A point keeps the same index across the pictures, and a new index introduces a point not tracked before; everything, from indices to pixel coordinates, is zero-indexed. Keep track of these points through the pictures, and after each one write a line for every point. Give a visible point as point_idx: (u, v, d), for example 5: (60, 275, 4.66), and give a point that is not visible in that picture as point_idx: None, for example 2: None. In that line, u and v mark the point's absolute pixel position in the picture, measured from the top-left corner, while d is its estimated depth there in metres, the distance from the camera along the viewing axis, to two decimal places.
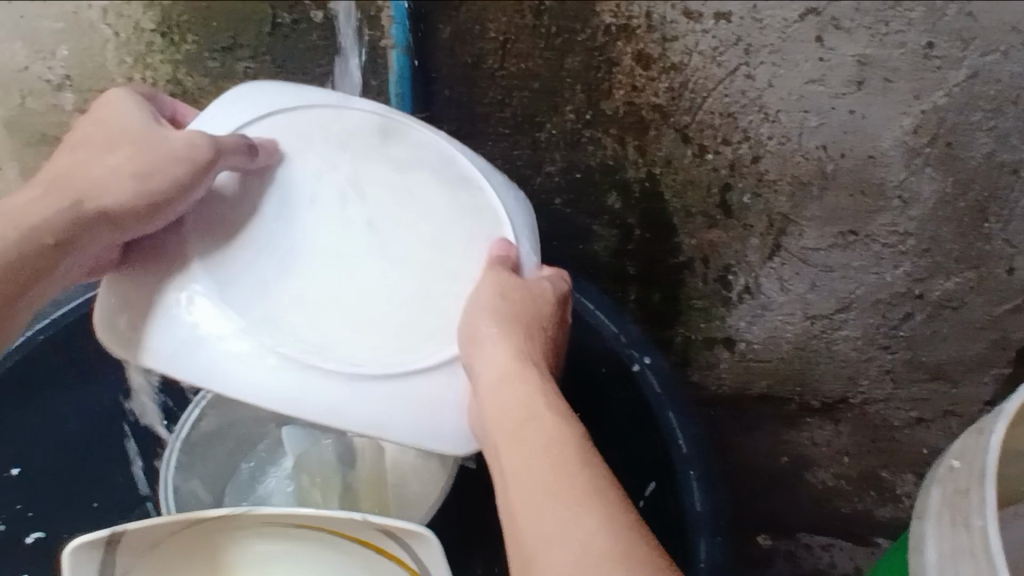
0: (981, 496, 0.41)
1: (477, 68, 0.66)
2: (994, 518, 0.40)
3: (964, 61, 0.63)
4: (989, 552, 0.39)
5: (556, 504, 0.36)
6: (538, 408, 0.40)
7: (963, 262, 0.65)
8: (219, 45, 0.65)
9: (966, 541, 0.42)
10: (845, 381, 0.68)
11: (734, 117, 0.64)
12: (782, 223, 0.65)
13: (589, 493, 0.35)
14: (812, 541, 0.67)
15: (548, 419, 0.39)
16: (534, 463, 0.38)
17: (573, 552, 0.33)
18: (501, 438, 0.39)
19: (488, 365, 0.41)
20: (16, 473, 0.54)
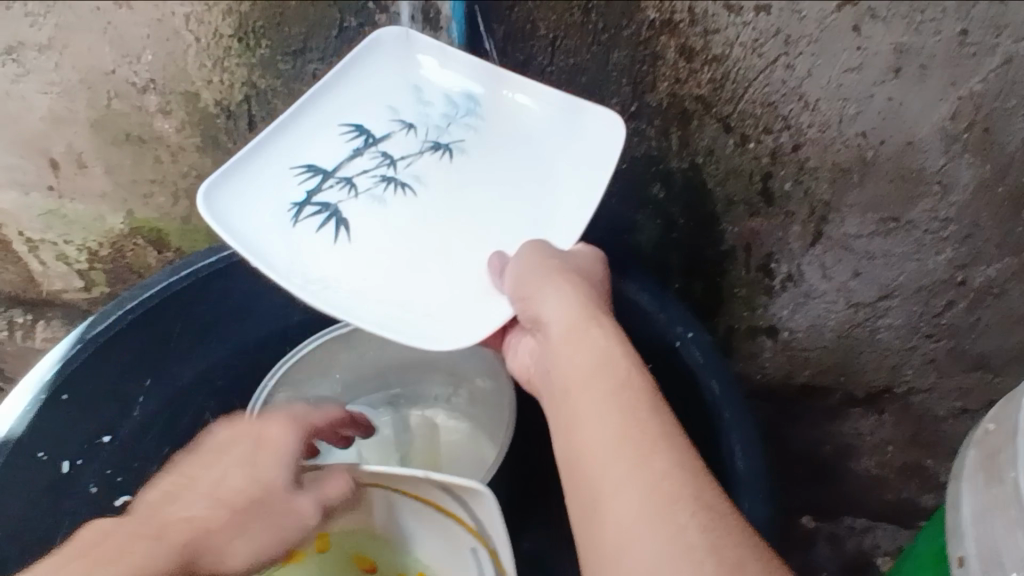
0: (1015, 450, 0.45)
1: (527, 65, 0.69)
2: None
3: (999, 48, 0.55)
4: (1020, 499, 0.44)
5: (624, 447, 0.41)
6: (611, 357, 0.46)
7: (1004, 249, 0.64)
8: (290, 49, 0.70)
9: (999, 493, 0.46)
10: (889, 370, 0.73)
11: (774, 107, 0.62)
12: (823, 210, 0.66)
13: (657, 438, 0.41)
14: (853, 523, 0.83)
15: (617, 367, 0.45)
16: (604, 405, 0.43)
17: (641, 488, 0.39)
18: (575, 381, 0.46)
19: (559, 308, 0.50)
20: (107, 440, 0.65)
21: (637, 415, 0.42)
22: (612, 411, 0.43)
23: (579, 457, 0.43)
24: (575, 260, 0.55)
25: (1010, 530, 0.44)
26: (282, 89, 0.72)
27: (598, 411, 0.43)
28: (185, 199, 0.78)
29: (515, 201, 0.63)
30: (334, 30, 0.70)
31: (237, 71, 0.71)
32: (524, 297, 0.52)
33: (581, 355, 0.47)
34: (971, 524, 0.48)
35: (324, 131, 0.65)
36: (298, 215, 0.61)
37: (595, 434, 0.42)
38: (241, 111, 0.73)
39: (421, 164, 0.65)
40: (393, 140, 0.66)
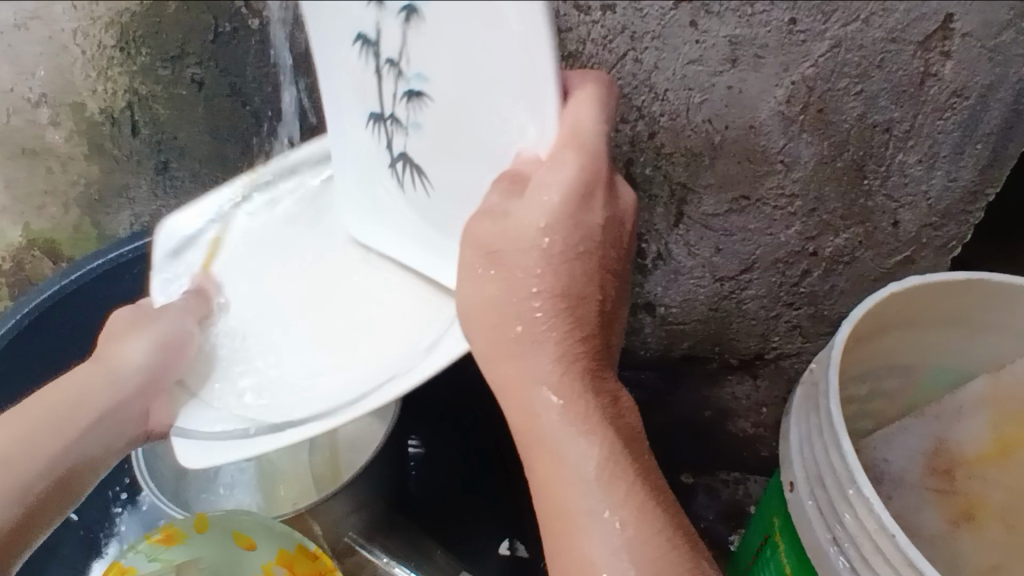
0: (827, 381, 0.49)
1: None
2: (837, 398, 0.48)
3: (828, 33, 0.61)
4: (832, 422, 0.48)
5: (607, 533, 0.45)
6: (564, 397, 0.47)
7: (849, 219, 0.71)
8: (168, 55, 0.72)
9: (817, 421, 0.50)
10: (758, 337, 0.80)
11: (628, 99, 0.68)
12: (682, 192, 0.72)
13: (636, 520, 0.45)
14: (726, 476, 0.89)
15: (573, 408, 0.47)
16: (566, 473, 0.46)
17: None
18: (532, 438, 0.48)
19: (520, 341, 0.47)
20: None
21: (619, 484, 0.46)
22: (586, 452, 0.46)
23: (549, 487, 0.47)
24: (499, 238, 0.48)
25: (825, 455, 0.48)
26: (162, 94, 0.75)
27: (567, 482, 0.46)
28: (75, 207, 0.82)
29: (489, 67, 0.46)
30: (209, 35, 0.71)
31: (120, 79, 0.73)
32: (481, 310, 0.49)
33: (539, 397, 0.47)
34: (796, 453, 0.51)
35: (338, 53, 0.54)
36: (397, 176, 0.57)
37: (568, 505, 0.46)
38: (124, 118, 0.76)
39: (420, 56, 0.49)
40: (382, 36, 0.50)
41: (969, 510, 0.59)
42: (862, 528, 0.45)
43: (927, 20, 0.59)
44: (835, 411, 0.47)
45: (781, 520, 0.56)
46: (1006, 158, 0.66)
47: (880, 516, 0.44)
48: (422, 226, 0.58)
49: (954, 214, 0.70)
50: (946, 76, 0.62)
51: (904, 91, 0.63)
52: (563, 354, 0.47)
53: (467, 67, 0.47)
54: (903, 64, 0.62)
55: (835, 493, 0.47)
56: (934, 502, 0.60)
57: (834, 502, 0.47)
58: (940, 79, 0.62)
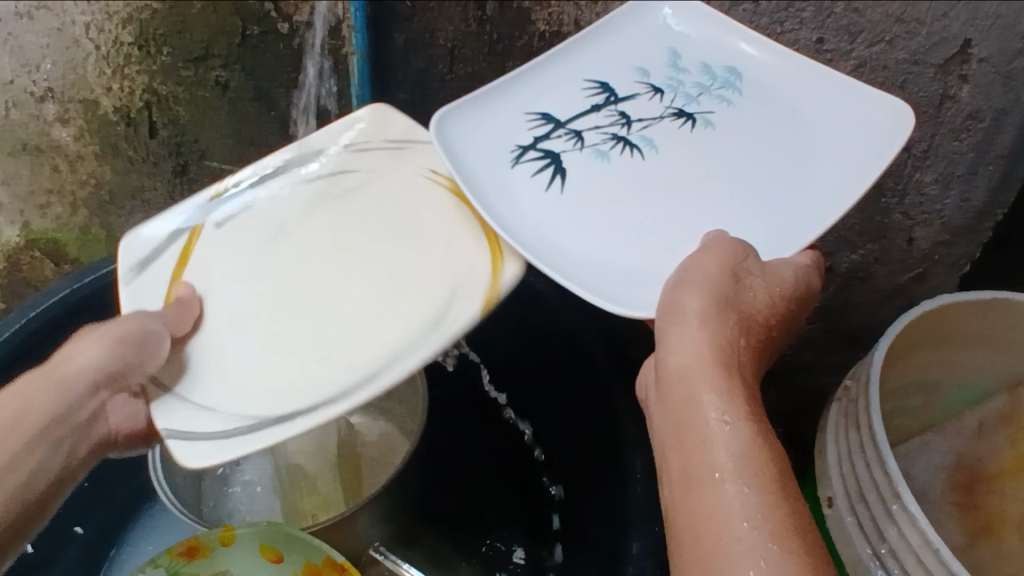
0: (868, 401, 0.50)
1: (428, 72, 0.72)
2: (879, 416, 0.49)
3: (852, 53, 0.65)
4: (876, 441, 0.49)
5: (751, 528, 0.38)
6: (738, 399, 0.43)
7: (865, 236, 0.72)
8: (190, 56, 0.72)
9: (858, 438, 0.51)
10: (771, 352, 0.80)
11: None
12: None
13: (786, 524, 0.38)
14: None
15: (743, 411, 0.43)
16: (719, 465, 0.41)
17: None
18: (689, 431, 0.43)
19: (687, 338, 0.45)
20: None
21: (775, 487, 0.40)
22: (738, 440, 0.41)
23: (688, 474, 0.42)
24: (714, 262, 0.47)
25: (867, 472, 0.49)
26: (183, 96, 0.74)
27: (718, 473, 0.40)
28: (84, 208, 0.73)
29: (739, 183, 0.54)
30: (236, 37, 0.72)
31: (137, 78, 0.72)
32: (669, 308, 0.47)
33: (708, 388, 0.43)
34: (834, 469, 0.53)
35: (565, 79, 0.62)
36: (538, 169, 0.56)
37: (710, 498, 0.40)
38: (142, 117, 0.73)
39: (658, 129, 0.58)
40: (635, 101, 0.61)
41: (990, 524, 0.60)
42: (905, 544, 0.46)
43: (947, 43, 0.63)
44: (876, 425, 0.49)
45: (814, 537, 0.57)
46: (1016, 182, 0.67)
47: (925, 531, 0.45)
48: (560, 236, 0.53)
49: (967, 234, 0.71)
50: (964, 98, 0.65)
51: (924, 111, 0.66)
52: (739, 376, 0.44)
53: (706, 162, 0.55)
54: (925, 86, 0.65)
55: (877, 509, 0.48)
56: (956, 517, 0.61)
57: (877, 518, 0.48)
58: (959, 101, 0.65)
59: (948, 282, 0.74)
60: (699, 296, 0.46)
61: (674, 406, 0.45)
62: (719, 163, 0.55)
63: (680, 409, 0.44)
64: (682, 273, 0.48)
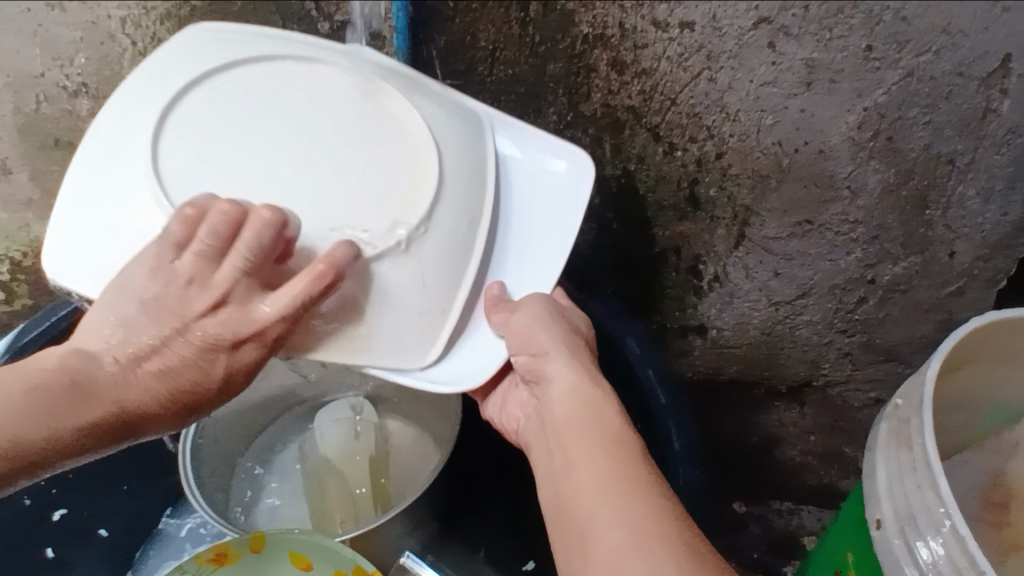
0: (922, 417, 0.49)
1: (468, 73, 0.71)
2: (931, 433, 0.48)
3: (901, 62, 0.61)
4: (929, 460, 0.47)
5: (614, 506, 0.45)
6: (602, 410, 0.52)
7: (908, 248, 0.71)
8: None
9: (911, 458, 0.49)
10: (808, 364, 0.80)
11: (699, 118, 0.68)
12: (745, 214, 0.72)
13: (636, 493, 0.46)
14: (780, 506, 0.91)
15: (610, 422, 0.51)
16: (591, 461, 0.49)
17: (628, 538, 0.43)
18: (570, 437, 0.52)
19: (558, 375, 0.55)
20: (60, 513, 0.63)
21: (633, 468, 0.48)
22: (600, 433, 0.50)
23: (568, 476, 0.50)
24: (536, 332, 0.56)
25: (918, 491, 0.48)
26: None
27: (586, 467, 0.49)
28: None
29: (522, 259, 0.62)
30: None
31: None
32: (526, 343, 0.57)
33: (574, 411, 0.53)
34: (882, 488, 0.51)
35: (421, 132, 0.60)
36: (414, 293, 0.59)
37: (581, 485, 0.48)
38: None
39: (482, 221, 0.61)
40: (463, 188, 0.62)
41: None
42: (950, 565, 0.44)
43: (989, 58, 0.59)
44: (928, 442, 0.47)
45: (856, 555, 0.56)
46: None
47: (973, 554, 0.43)
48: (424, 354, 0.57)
49: (1006, 248, 0.69)
50: (1005, 112, 0.61)
51: (966, 123, 0.63)
52: (600, 394, 0.54)
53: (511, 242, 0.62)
54: (969, 97, 0.61)
55: (926, 531, 0.46)
56: (993, 537, 0.59)
57: (920, 529, 0.47)
58: (1000, 115, 0.61)
59: (987, 297, 0.71)
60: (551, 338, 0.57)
61: (551, 406, 0.55)
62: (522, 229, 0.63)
63: (566, 422, 0.53)
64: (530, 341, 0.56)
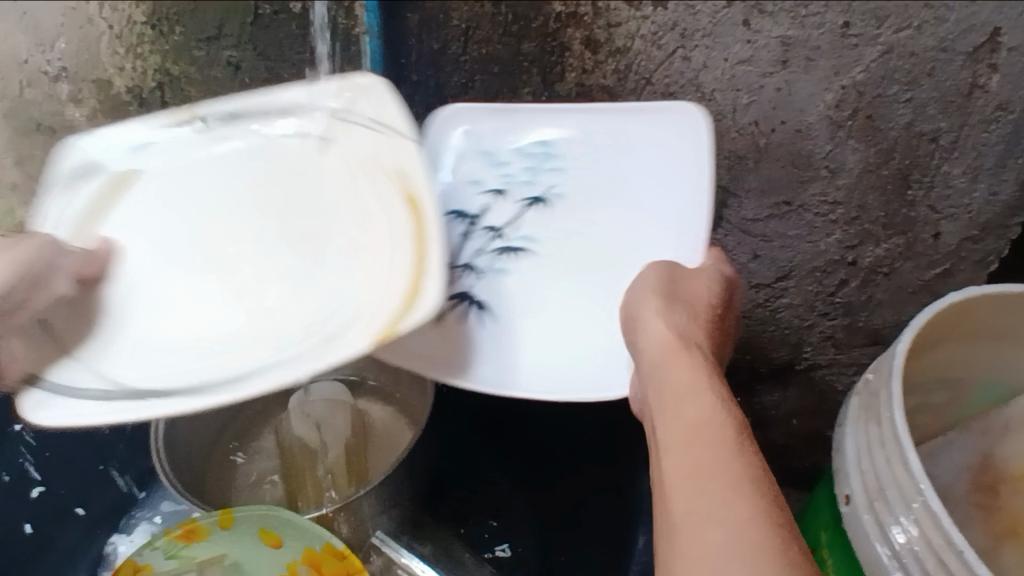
0: (890, 393, 0.48)
1: (443, 53, 0.70)
2: (900, 410, 0.47)
3: (880, 38, 0.61)
4: (898, 438, 0.46)
5: (711, 496, 0.41)
6: (699, 390, 0.47)
7: (891, 229, 0.70)
8: (205, 35, 0.72)
9: (878, 433, 0.49)
10: (790, 347, 0.79)
11: (674, 98, 0.67)
12: (724, 195, 0.71)
13: (733, 485, 0.41)
14: None
15: (705, 400, 0.46)
16: (686, 444, 0.44)
17: (725, 535, 0.39)
18: (661, 414, 0.47)
19: (650, 339, 0.51)
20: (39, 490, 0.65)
21: (729, 454, 0.42)
22: (699, 415, 0.45)
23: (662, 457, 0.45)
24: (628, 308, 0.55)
25: (889, 469, 0.47)
26: (196, 76, 0.73)
27: (680, 447, 0.44)
28: None
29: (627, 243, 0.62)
30: (249, 16, 0.72)
31: (150, 57, 0.71)
32: (632, 319, 0.54)
33: (669, 382, 0.48)
34: (853, 465, 0.51)
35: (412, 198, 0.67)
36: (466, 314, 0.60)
37: (672, 474, 0.43)
38: (154, 97, 0.73)
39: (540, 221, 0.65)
40: (493, 211, 0.65)
41: (1014, 527, 0.56)
42: (925, 545, 0.43)
43: (975, 32, 0.59)
44: (900, 418, 0.47)
45: (829, 535, 0.56)
46: None
47: (948, 530, 0.42)
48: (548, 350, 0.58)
49: (996, 226, 0.68)
50: (992, 88, 0.61)
51: (952, 101, 0.62)
52: (700, 371, 0.48)
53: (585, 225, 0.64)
54: (953, 74, 0.61)
55: (899, 509, 0.46)
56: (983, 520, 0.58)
57: (894, 509, 0.46)
58: (988, 91, 0.61)
59: (973, 274, 0.71)
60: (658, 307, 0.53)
61: (646, 382, 0.50)
62: (600, 215, 0.64)
63: (661, 395, 0.48)
64: (629, 311, 0.55)
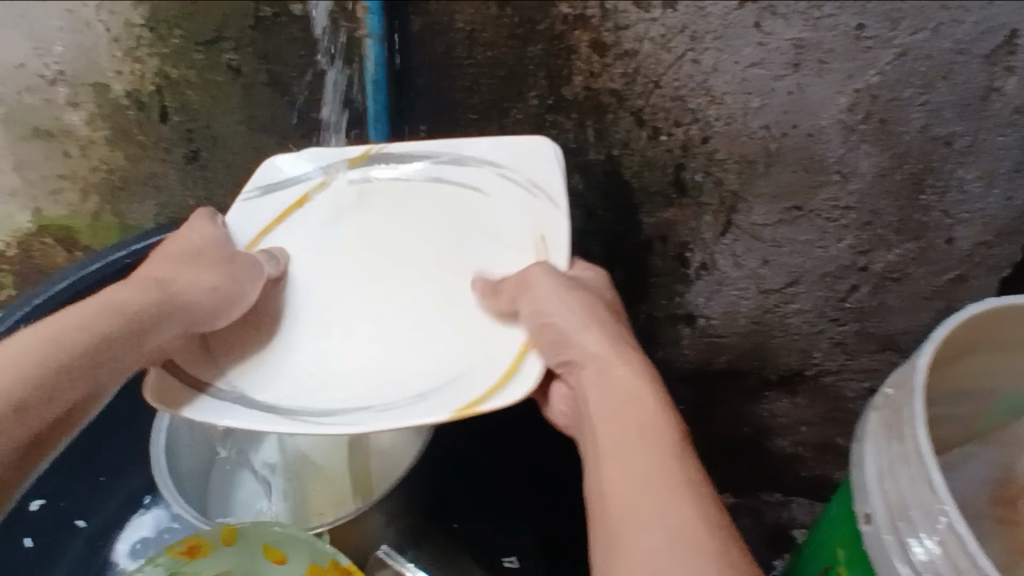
0: (914, 410, 0.47)
1: (446, 57, 0.69)
2: (925, 428, 0.46)
3: (895, 40, 0.59)
4: (923, 456, 0.46)
5: (657, 493, 0.43)
6: (640, 392, 0.49)
7: (904, 234, 0.68)
8: (202, 39, 0.70)
9: (900, 451, 0.48)
10: (800, 354, 0.78)
11: (684, 101, 0.65)
12: (733, 200, 0.69)
13: (681, 487, 0.43)
14: (771, 496, 0.90)
15: (649, 403, 0.48)
16: (629, 447, 0.46)
17: (664, 534, 0.41)
18: (605, 418, 0.49)
19: (588, 353, 0.52)
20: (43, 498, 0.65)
21: (671, 455, 0.45)
22: (645, 417, 0.47)
23: (603, 460, 0.47)
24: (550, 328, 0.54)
25: (911, 487, 0.46)
26: (196, 80, 0.72)
27: (624, 450, 0.46)
28: (95, 194, 0.75)
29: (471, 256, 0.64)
30: (249, 20, 0.69)
31: (148, 62, 0.71)
32: (558, 339, 0.54)
33: (613, 394, 0.50)
34: (872, 482, 0.50)
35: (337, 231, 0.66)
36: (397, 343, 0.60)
37: (615, 475, 0.45)
38: (153, 102, 0.72)
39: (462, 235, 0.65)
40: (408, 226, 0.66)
41: None
42: (950, 566, 0.42)
43: (993, 33, 0.58)
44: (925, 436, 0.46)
45: (846, 552, 0.55)
46: None
47: (975, 553, 0.41)
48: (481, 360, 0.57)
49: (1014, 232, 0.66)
50: (1010, 91, 0.60)
51: (968, 104, 0.61)
52: (638, 374, 0.51)
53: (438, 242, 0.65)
54: (971, 77, 0.60)
55: (921, 529, 0.45)
56: (1000, 536, 0.56)
57: (916, 529, 0.45)
58: (1005, 94, 0.60)
59: (989, 281, 0.69)
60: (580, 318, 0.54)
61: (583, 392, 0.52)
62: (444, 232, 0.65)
63: (605, 397, 0.50)
64: (554, 329, 0.54)
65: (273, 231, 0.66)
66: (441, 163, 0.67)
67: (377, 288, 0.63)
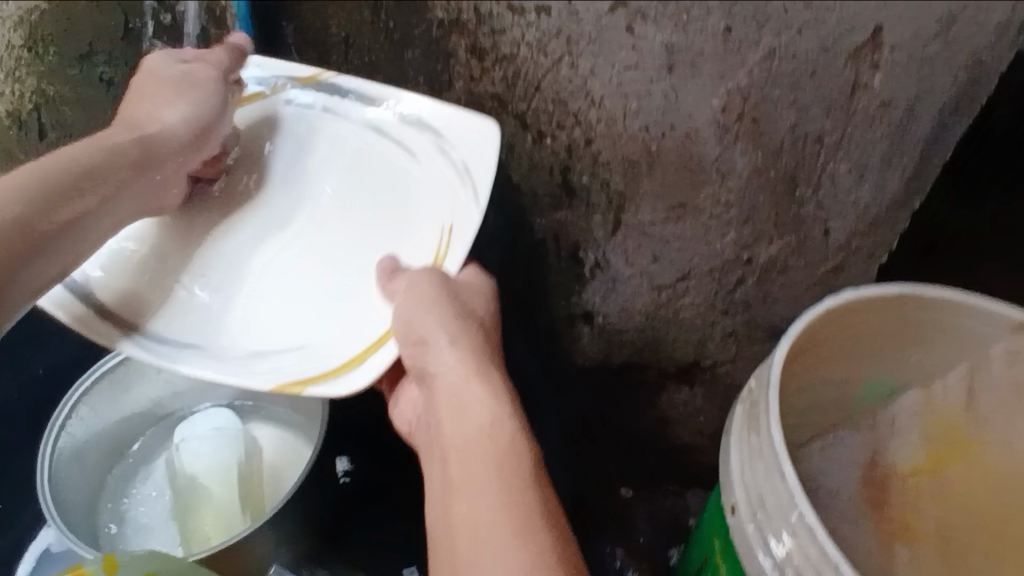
0: (768, 406, 0.49)
1: (326, 65, 0.72)
2: (778, 425, 0.47)
3: (761, 42, 0.59)
4: (776, 452, 0.47)
5: (508, 535, 0.43)
6: (503, 430, 0.49)
7: (782, 228, 0.71)
8: (78, 53, 0.73)
9: (758, 447, 0.49)
10: (695, 345, 0.81)
11: (565, 104, 0.67)
12: (620, 200, 0.72)
13: (528, 521, 0.43)
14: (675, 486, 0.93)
15: (505, 439, 0.49)
16: (477, 485, 0.46)
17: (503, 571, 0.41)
18: (460, 455, 0.49)
19: (448, 374, 0.54)
20: None
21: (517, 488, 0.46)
22: (494, 458, 0.48)
23: (452, 499, 0.47)
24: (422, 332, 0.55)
25: (769, 482, 0.48)
26: (71, 95, 0.74)
27: (473, 488, 0.46)
28: None
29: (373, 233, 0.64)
30: (120, 32, 0.74)
31: (26, 80, 0.71)
32: (416, 340, 0.56)
33: (470, 433, 0.50)
34: (738, 478, 0.51)
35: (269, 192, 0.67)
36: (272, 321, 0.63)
37: (472, 511, 0.45)
38: (32, 119, 0.73)
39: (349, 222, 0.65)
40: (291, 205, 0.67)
41: (904, 530, 0.55)
42: (805, 559, 0.44)
43: (856, 32, 0.57)
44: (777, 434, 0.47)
45: (721, 542, 0.57)
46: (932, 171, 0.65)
47: (825, 547, 0.43)
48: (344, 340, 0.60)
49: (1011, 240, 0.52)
50: (876, 87, 0.60)
51: (835, 103, 0.62)
52: (494, 402, 0.52)
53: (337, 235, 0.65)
54: (835, 78, 0.60)
55: (779, 526, 0.46)
56: None
57: (775, 525, 0.47)
58: (870, 90, 0.60)
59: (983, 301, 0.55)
60: (440, 330, 0.55)
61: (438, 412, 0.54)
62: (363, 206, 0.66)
63: (455, 443, 0.50)
64: (410, 323, 0.56)
65: (305, 88, 0.70)
66: (412, 115, 0.66)
67: (329, 242, 0.65)
